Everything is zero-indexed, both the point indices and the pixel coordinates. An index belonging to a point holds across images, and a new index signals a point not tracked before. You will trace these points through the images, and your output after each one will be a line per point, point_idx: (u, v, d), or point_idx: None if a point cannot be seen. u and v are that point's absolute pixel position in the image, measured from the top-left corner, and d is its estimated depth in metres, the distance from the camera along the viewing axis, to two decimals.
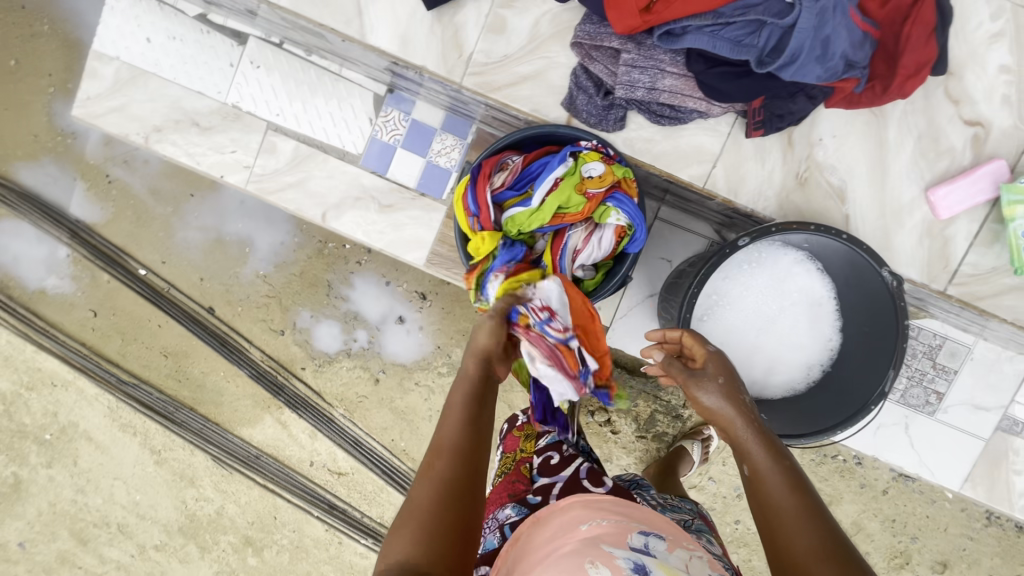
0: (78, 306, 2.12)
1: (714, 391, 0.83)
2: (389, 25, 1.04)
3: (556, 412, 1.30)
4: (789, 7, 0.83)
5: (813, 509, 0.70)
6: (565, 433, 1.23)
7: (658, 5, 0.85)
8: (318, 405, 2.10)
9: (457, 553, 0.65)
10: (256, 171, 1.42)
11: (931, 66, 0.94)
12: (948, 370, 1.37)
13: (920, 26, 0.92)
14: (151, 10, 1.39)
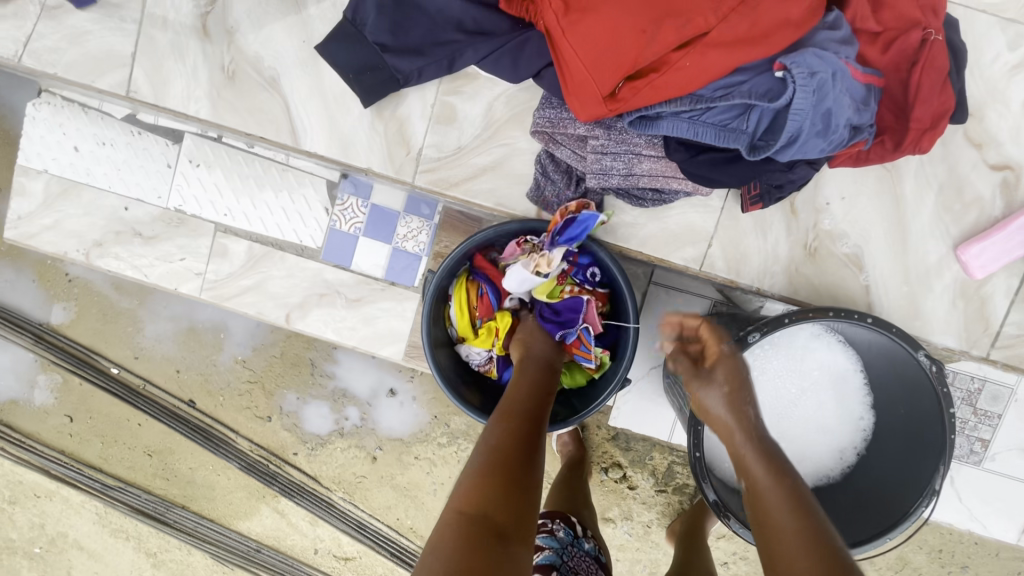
0: (53, 413, 1.99)
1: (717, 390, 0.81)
2: (325, 128, 0.92)
3: (556, 513, 1.17)
4: (781, 83, 0.71)
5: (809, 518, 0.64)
6: (566, 542, 1.10)
7: (625, 91, 0.73)
8: (315, 491, 1.97)
9: (513, 507, 0.63)
10: (208, 277, 1.29)
11: (949, 114, 0.81)
12: (991, 415, 1.24)
13: (933, 71, 0.79)
14: (76, 117, 1.27)
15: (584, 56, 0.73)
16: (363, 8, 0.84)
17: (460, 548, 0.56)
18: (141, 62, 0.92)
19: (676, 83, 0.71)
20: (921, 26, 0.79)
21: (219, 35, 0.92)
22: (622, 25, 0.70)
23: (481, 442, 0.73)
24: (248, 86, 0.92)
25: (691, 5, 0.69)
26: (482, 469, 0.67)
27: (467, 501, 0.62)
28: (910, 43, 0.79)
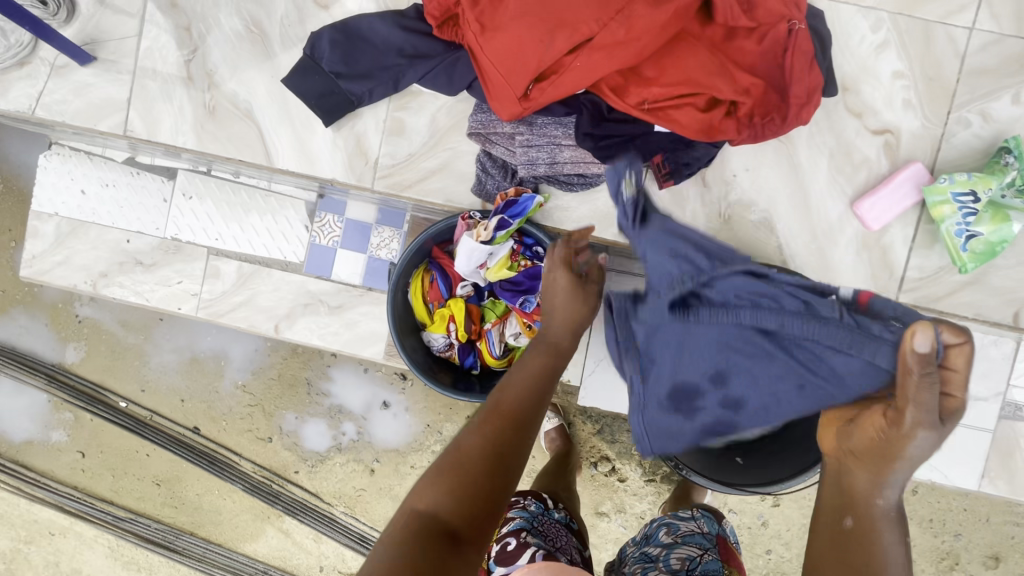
0: (66, 450, 2.08)
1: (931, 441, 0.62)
2: (294, 148, 1.07)
3: (528, 491, 1.25)
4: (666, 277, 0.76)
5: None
6: (536, 513, 1.18)
7: (534, 91, 0.88)
8: (317, 507, 2.02)
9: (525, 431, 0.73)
10: (203, 297, 1.42)
11: (820, 90, 0.94)
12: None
13: (801, 54, 0.91)
14: (83, 163, 1.43)
15: (497, 65, 0.88)
16: (319, 46, 1.01)
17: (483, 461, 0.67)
18: (135, 106, 1.08)
19: (573, 79, 0.86)
20: (787, 18, 0.91)
21: (200, 78, 1.07)
22: (522, 39, 0.85)
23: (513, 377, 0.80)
24: (226, 118, 1.08)
25: (575, 16, 0.83)
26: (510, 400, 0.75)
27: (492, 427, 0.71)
28: (779, 35, 0.91)
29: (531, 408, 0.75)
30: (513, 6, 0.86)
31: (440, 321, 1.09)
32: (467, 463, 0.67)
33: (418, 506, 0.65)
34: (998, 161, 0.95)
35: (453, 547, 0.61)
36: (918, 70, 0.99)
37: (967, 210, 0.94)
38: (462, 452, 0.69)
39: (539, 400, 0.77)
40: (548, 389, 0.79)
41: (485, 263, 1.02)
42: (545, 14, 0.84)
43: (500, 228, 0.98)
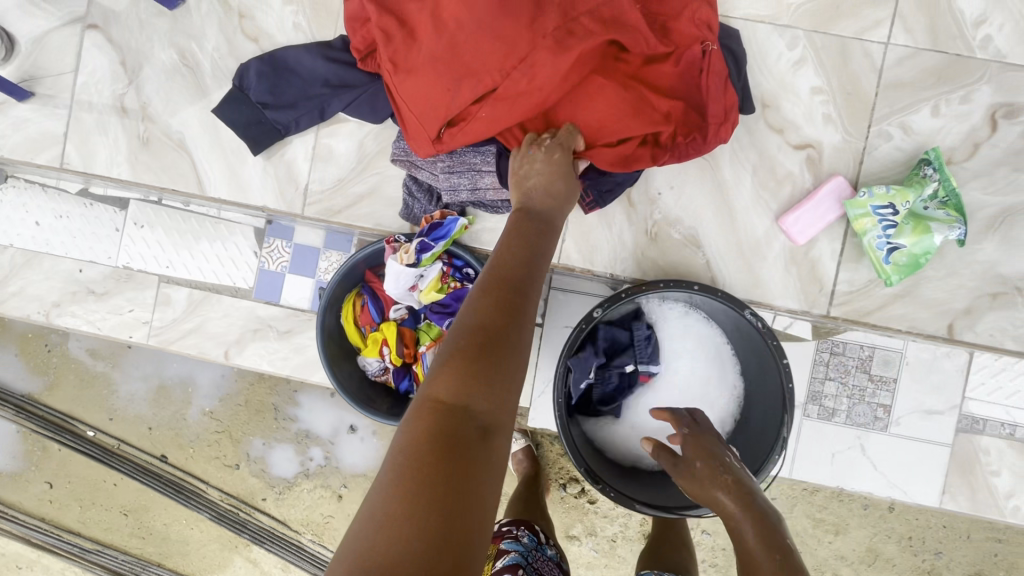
0: (34, 481, 1.98)
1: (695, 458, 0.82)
2: (227, 176, 1.09)
3: (523, 521, 1.23)
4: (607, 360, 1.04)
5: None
6: (529, 546, 1.16)
7: (447, 135, 0.90)
8: (285, 535, 1.90)
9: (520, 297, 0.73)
10: (154, 324, 1.43)
11: (736, 109, 0.96)
12: (887, 380, 1.14)
13: (715, 75, 0.93)
14: (37, 195, 1.46)
15: (410, 107, 0.90)
16: (248, 77, 1.03)
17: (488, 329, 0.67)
18: (72, 140, 1.11)
19: (483, 126, 0.88)
20: (703, 40, 0.90)
21: (136, 111, 1.10)
22: (431, 87, 0.87)
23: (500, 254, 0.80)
24: (161, 149, 1.10)
25: (482, 66, 0.83)
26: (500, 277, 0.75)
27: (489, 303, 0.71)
28: (694, 57, 0.91)
29: (526, 281, 0.76)
30: (423, 49, 0.86)
31: (374, 346, 1.09)
32: (480, 342, 0.65)
33: (439, 398, 0.61)
34: (918, 173, 0.97)
35: (492, 435, 0.60)
36: (836, 85, 1.00)
37: (887, 222, 0.95)
38: (475, 333, 0.66)
39: (532, 271, 0.78)
40: (539, 257, 0.81)
41: (416, 286, 1.01)
42: (450, 62, 0.84)
43: (423, 250, 1.00)
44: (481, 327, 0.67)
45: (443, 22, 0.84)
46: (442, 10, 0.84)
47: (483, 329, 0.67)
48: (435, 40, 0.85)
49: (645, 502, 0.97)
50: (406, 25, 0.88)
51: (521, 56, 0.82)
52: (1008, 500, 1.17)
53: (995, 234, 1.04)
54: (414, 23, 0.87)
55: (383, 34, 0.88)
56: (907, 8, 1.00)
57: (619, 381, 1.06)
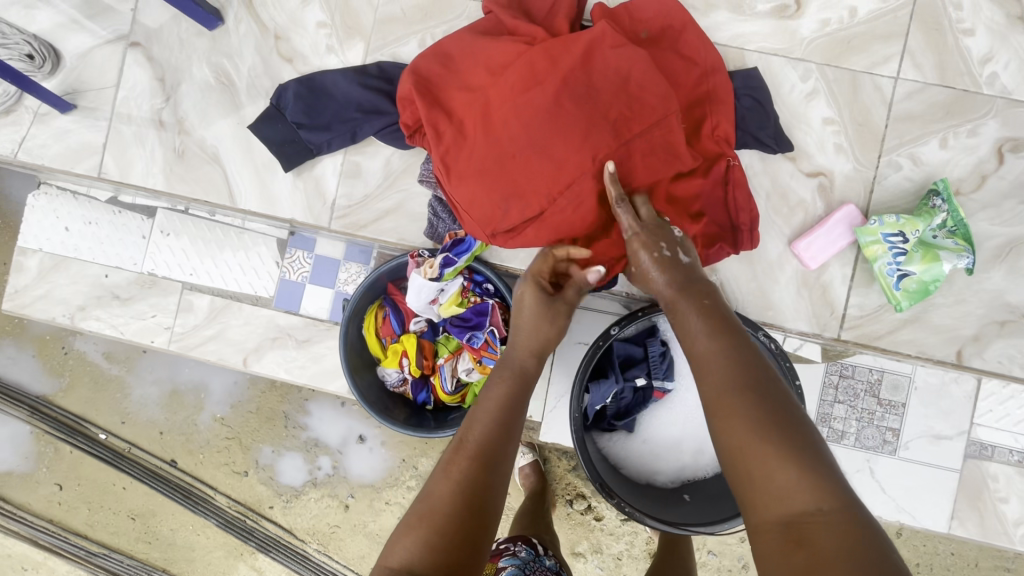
0: (44, 482, 1.99)
1: (640, 252, 0.88)
2: (257, 188, 1.13)
3: (519, 537, 1.25)
4: (623, 375, 1.06)
5: (762, 417, 0.63)
6: (527, 559, 1.17)
7: (499, 238, 1.00)
8: (291, 544, 1.90)
9: (494, 460, 0.74)
10: (176, 330, 1.46)
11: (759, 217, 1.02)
12: (896, 405, 1.16)
13: (741, 187, 0.99)
14: (67, 202, 1.51)
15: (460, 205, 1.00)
16: (284, 96, 1.08)
17: (453, 498, 0.69)
18: (110, 151, 1.16)
19: (531, 239, 0.98)
20: (726, 154, 0.98)
21: (172, 125, 1.15)
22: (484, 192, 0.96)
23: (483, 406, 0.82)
24: (195, 162, 1.15)
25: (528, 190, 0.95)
26: (481, 435, 0.77)
27: (461, 466, 0.73)
28: (720, 171, 0.97)
29: (501, 441, 0.77)
30: (476, 153, 0.96)
31: (395, 356, 1.12)
32: (439, 509, 0.68)
33: (391, 563, 0.65)
34: (927, 203, 1.00)
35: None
36: (847, 117, 1.04)
37: (897, 249, 0.98)
38: (436, 505, 0.69)
39: (506, 431, 0.78)
40: (515, 414, 0.81)
41: (437, 298, 1.05)
42: (505, 171, 0.95)
43: (446, 266, 1.03)
44: (447, 495, 0.70)
45: (498, 133, 0.95)
46: (493, 121, 0.95)
47: (450, 497, 0.70)
48: (490, 147, 0.95)
49: (659, 518, 0.98)
50: (457, 126, 0.98)
51: (573, 169, 0.93)
52: (1018, 528, 1.17)
53: (1002, 263, 1.07)
54: (464, 125, 0.98)
55: (435, 134, 0.97)
56: (916, 44, 1.04)
57: (632, 397, 1.08)
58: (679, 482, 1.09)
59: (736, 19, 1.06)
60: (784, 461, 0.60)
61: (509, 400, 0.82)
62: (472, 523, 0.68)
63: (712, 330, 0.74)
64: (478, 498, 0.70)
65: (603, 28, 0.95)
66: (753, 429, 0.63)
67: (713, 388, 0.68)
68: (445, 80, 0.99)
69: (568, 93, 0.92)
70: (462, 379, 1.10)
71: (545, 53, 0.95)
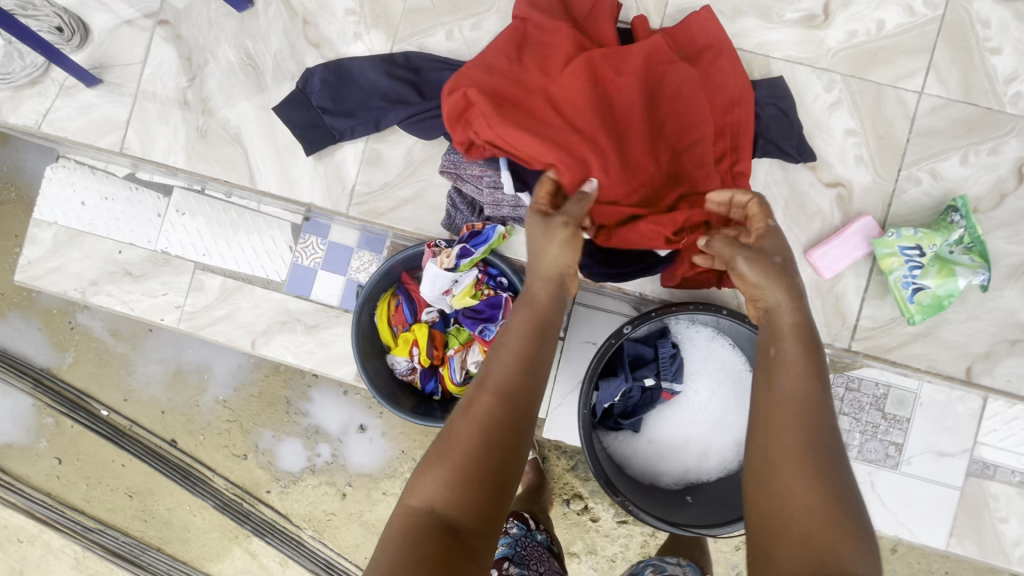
0: (44, 455, 2.00)
1: (751, 268, 0.79)
2: (277, 171, 1.14)
3: (512, 511, 1.25)
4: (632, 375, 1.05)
5: (830, 491, 0.62)
6: (519, 534, 1.18)
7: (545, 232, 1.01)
8: (286, 530, 1.90)
9: (522, 402, 0.72)
10: (186, 309, 1.47)
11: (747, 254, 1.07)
12: (901, 420, 1.16)
13: None
14: (85, 176, 1.51)
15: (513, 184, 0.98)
16: (310, 81, 1.09)
17: (480, 444, 0.68)
18: (134, 127, 1.17)
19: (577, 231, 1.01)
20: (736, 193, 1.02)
21: (196, 103, 1.16)
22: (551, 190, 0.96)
23: (516, 344, 0.78)
24: (217, 142, 1.16)
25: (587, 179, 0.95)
26: (509, 376, 0.74)
27: (487, 407, 0.70)
28: None
29: (528, 386, 0.74)
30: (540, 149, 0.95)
31: (404, 346, 1.12)
32: (464, 453, 0.67)
33: (412, 502, 0.66)
34: (945, 219, 1.00)
35: (452, 544, 0.61)
36: (869, 129, 1.05)
37: (913, 263, 0.98)
38: (460, 450, 0.67)
39: (533, 375, 0.76)
40: (543, 357, 0.78)
41: (450, 289, 1.06)
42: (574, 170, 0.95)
43: (462, 257, 1.04)
44: (473, 440, 0.68)
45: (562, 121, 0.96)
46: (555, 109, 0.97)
47: (476, 443, 0.68)
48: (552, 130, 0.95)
49: (665, 519, 0.98)
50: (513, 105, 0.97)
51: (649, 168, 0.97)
52: (1016, 548, 1.18)
53: (1017, 282, 1.07)
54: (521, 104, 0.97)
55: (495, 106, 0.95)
56: (942, 60, 1.04)
57: (640, 397, 1.08)
58: (682, 484, 1.09)
59: (763, 26, 1.07)
60: (845, 542, 0.58)
61: (540, 338, 0.79)
62: (496, 471, 0.67)
63: (806, 373, 0.71)
64: (503, 450, 0.68)
65: (658, 42, 0.98)
66: (820, 500, 0.62)
67: (783, 445, 0.67)
68: (497, 81, 0.97)
69: (631, 96, 0.97)
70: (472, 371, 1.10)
71: (606, 57, 0.97)
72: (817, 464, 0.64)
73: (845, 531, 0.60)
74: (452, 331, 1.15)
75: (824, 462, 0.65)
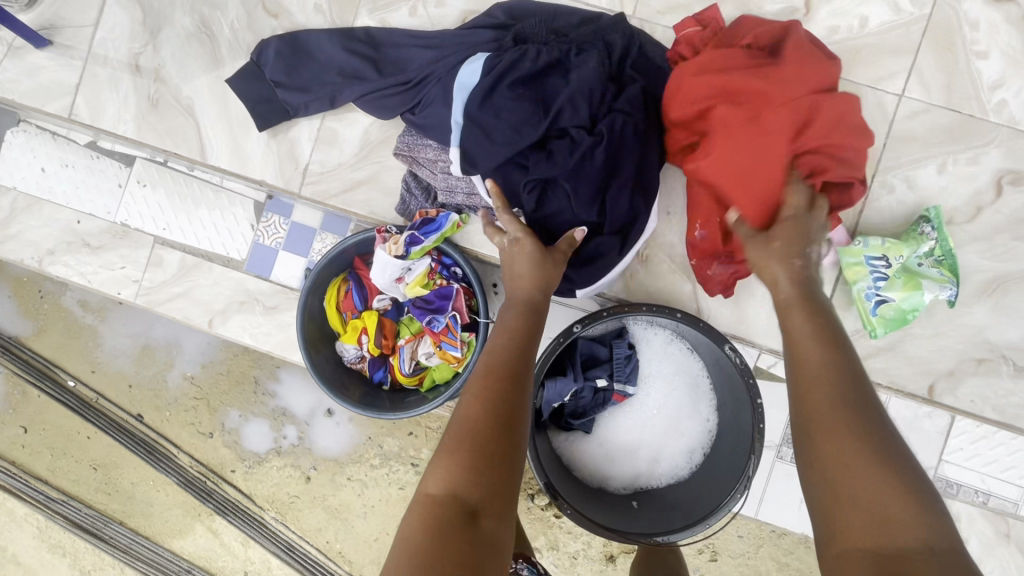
0: (9, 423, 1.94)
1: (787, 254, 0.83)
2: (229, 145, 1.10)
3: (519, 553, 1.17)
4: (584, 376, 1.02)
5: (885, 453, 0.61)
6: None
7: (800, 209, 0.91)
8: (248, 510, 1.84)
9: (513, 377, 0.76)
10: (144, 284, 1.44)
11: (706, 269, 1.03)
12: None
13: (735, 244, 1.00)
14: (45, 143, 1.47)
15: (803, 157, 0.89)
16: (265, 53, 1.04)
17: (485, 421, 0.69)
18: (84, 92, 1.13)
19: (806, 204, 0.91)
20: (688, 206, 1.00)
21: (149, 70, 1.11)
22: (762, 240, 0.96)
23: (500, 336, 0.84)
24: (169, 112, 1.12)
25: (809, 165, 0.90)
26: (499, 364, 0.78)
27: (488, 391, 0.72)
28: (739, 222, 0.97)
29: (520, 363, 0.78)
30: (772, 186, 0.90)
31: (353, 333, 1.08)
32: (473, 429, 0.68)
33: (430, 490, 0.63)
34: (916, 229, 0.99)
35: (476, 526, 0.59)
36: None
37: (878, 274, 0.97)
38: (464, 428, 0.68)
39: (525, 356, 0.80)
40: (533, 344, 0.83)
41: (402, 277, 1.01)
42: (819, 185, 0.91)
43: (412, 244, 0.99)
44: (477, 419, 0.69)
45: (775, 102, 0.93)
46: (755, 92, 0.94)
47: (482, 419, 0.69)
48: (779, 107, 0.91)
49: (607, 526, 0.95)
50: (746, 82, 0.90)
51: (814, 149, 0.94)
52: (974, 569, 1.15)
53: (988, 299, 1.04)
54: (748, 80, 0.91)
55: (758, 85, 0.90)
56: (922, 65, 1.01)
57: (591, 398, 1.05)
58: (631, 489, 1.06)
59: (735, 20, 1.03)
60: (905, 501, 0.57)
61: (523, 325, 0.85)
62: (507, 443, 0.68)
63: (845, 352, 0.71)
64: (502, 423, 0.69)
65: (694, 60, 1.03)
66: (876, 462, 0.60)
67: (824, 409, 0.66)
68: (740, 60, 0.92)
69: None
70: (420, 363, 1.06)
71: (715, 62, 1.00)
72: (862, 429, 0.63)
73: (906, 493, 0.57)
74: (404, 321, 1.11)
75: (871, 429, 0.63)
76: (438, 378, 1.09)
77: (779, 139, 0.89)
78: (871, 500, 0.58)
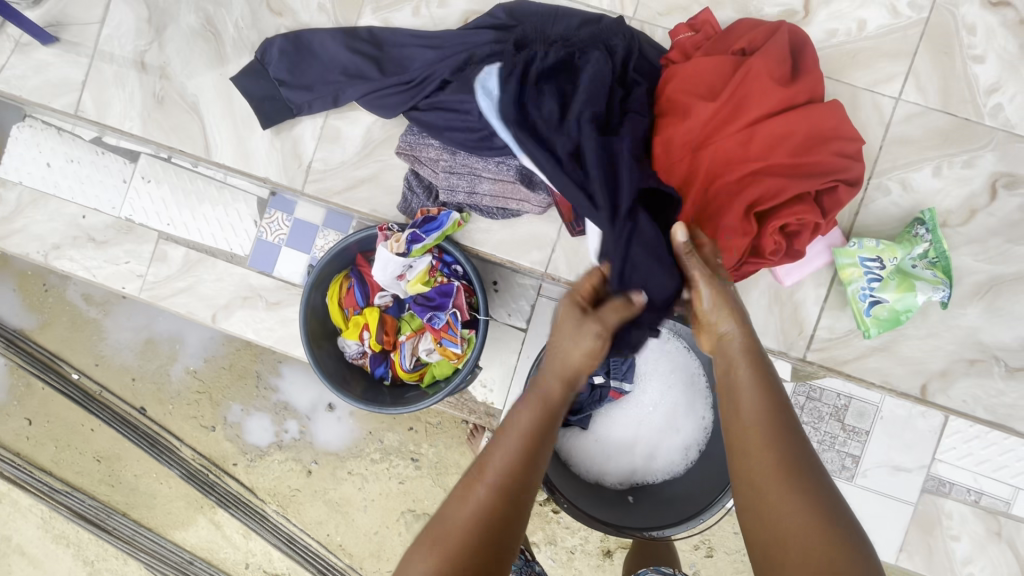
0: (14, 415, 1.96)
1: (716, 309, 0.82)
2: (233, 142, 1.12)
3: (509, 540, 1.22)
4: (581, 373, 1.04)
5: (818, 509, 0.62)
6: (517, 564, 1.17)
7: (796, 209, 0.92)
8: (250, 503, 1.86)
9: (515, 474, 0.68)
10: (148, 279, 1.45)
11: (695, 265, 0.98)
12: (859, 432, 1.15)
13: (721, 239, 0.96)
14: (51, 138, 1.48)
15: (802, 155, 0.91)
16: (269, 51, 1.06)
17: (474, 524, 0.63)
18: (90, 89, 1.14)
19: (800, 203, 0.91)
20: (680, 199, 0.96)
21: (154, 68, 1.13)
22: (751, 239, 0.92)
23: (514, 421, 0.74)
24: (174, 110, 1.13)
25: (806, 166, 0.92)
26: (503, 455, 0.69)
27: (479, 488, 0.66)
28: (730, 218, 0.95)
29: (528, 463, 0.69)
30: (772, 184, 0.91)
31: (355, 329, 1.10)
32: (457, 533, 0.63)
33: None
34: (911, 231, 1.00)
35: None
36: None
37: (873, 275, 0.99)
38: (450, 532, 0.63)
39: (535, 451, 0.71)
40: (547, 437, 0.73)
41: (403, 275, 1.02)
42: (802, 179, 0.91)
43: (414, 242, 1.01)
44: (465, 522, 0.63)
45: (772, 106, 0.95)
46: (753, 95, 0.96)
47: (470, 522, 0.63)
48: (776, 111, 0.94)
49: (603, 521, 0.98)
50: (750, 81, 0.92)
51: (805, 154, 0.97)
52: (964, 566, 1.16)
53: (981, 300, 1.06)
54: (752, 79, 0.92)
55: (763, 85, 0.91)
56: (919, 68, 1.02)
57: (588, 394, 1.06)
58: (627, 484, 1.08)
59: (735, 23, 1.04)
60: (840, 553, 0.58)
61: (542, 413, 0.75)
62: (494, 549, 0.62)
63: (779, 408, 0.71)
64: (491, 526, 0.63)
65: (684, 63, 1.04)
66: (809, 520, 0.61)
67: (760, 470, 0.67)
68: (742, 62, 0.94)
69: None
70: (421, 359, 1.08)
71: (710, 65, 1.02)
72: (798, 486, 0.64)
73: (839, 544, 0.59)
74: (405, 318, 1.13)
75: (807, 485, 0.64)
76: (439, 374, 1.11)
77: (779, 138, 0.91)
78: (810, 556, 0.59)
